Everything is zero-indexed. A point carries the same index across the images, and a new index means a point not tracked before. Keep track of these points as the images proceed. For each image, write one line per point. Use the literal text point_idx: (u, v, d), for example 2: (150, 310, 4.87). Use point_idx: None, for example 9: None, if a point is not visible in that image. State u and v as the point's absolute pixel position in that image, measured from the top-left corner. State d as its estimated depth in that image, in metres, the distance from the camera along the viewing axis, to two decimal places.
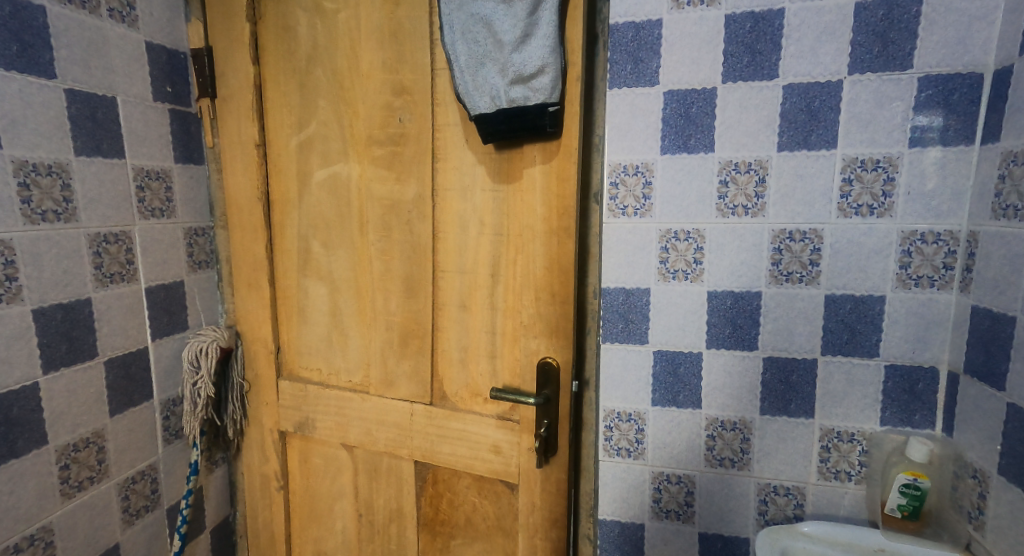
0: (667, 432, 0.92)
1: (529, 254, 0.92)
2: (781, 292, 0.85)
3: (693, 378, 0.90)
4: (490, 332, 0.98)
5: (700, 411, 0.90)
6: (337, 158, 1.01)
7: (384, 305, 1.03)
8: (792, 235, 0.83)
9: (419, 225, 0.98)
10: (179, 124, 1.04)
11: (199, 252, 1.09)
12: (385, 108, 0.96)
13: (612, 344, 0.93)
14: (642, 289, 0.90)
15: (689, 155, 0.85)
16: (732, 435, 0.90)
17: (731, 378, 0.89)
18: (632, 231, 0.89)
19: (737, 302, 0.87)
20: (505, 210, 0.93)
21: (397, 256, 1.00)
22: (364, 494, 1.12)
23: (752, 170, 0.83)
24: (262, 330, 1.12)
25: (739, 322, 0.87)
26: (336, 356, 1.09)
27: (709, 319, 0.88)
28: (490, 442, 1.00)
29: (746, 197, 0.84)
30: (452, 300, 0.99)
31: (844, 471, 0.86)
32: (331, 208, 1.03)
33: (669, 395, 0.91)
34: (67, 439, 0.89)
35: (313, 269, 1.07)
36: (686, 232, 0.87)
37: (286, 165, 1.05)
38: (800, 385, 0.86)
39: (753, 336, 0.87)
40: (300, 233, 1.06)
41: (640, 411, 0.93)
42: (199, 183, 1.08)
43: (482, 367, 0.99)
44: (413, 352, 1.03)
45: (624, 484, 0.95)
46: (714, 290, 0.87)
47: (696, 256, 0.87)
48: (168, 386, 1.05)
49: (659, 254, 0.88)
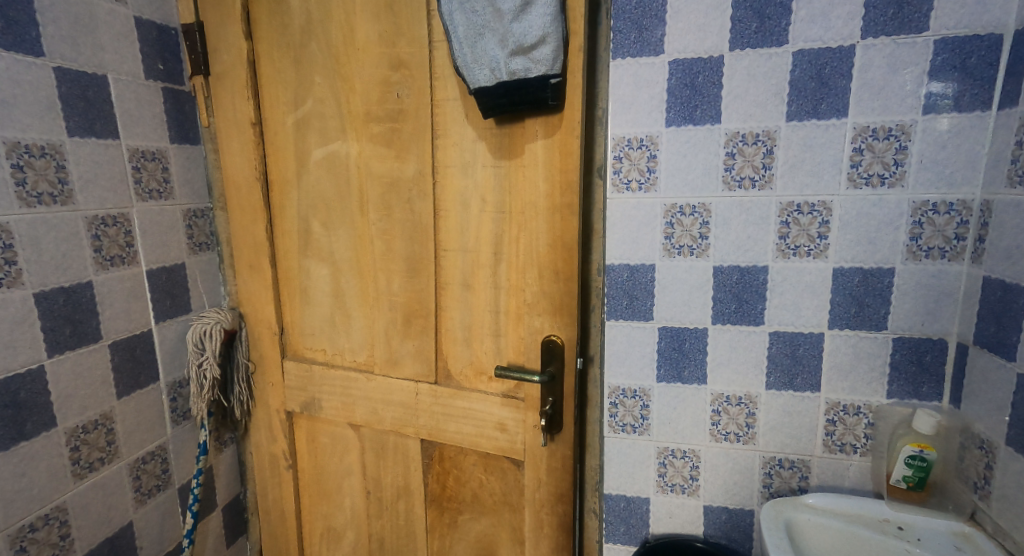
0: (672, 408, 0.93)
1: (531, 231, 0.91)
2: (788, 266, 0.84)
3: (698, 353, 0.91)
4: (494, 310, 0.97)
5: (705, 386, 0.91)
6: (335, 136, 0.99)
7: (387, 284, 1.02)
8: (800, 207, 0.82)
9: (419, 203, 0.96)
10: (173, 103, 1.02)
11: (199, 235, 1.08)
12: (382, 83, 0.94)
13: (617, 321, 0.93)
14: (647, 265, 0.90)
15: (695, 126, 0.84)
16: (737, 410, 0.90)
17: (737, 353, 0.89)
18: (636, 207, 0.88)
19: (743, 277, 0.86)
20: (506, 187, 0.91)
21: (399, 235, 0.99)
22: (372, 472, 1.13)
23: (759, 142, 0.82)
24: (266, 311, 1.12)
25: (744, 297, 0.87)
26: (341, 336, 1.09)
27: (714, 295, 0.88)
28: (495, 419, 1.00)
29: (753, 169, 0.83)
30: (455, 278, 0.98)
31: (850, 443, 0.86)
32: (331, 188, 1.02)
33: (674, 371, 0.92)
34: (77, 422, 0.90)
35: (315, 249, 1.07)
36: (692, 206, 0.86)
37: (283, 144, 1.03)
38: (807, 359, 0.86)
39: (759, 312, 0.87)
40: (300, 214, 1.06)
41: (645, 387, 0.94)
42: (196, 164, 1.07)
43: (486, 345, 0.99)
44: (417, 331, 1.02)
45: (629, 459, 0.96)
46: (720, 265, 0.87)
47: (701, 231, 0.87)
48: (174, 368, 1.05)
49: (664, 229, 0.88)
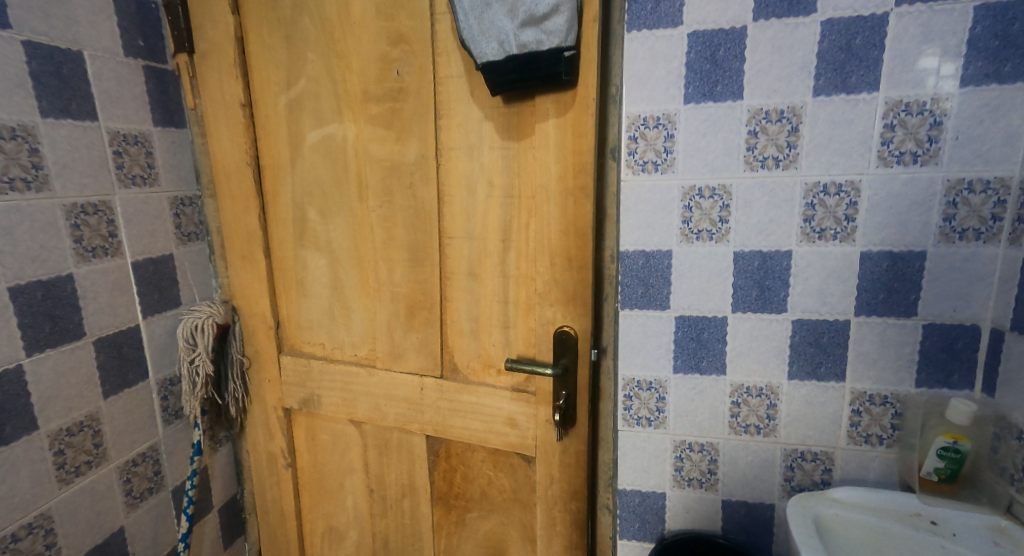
0: (690, 400, 0.89)
1: (542, 217, 0.85)
2: (813, 250, 0.80)
3: (717, 343, 0.87)
4: (502, 300, 0.92)
5: (724, 377, 0.87)
6: (331, 117, 0.93)
7: (387, 274, 0.97)
8: (826, 188, 0.78)
9: (422, 188, 0.91)
10: (156, 83, 0.95)
11: (187, 224, 1.02)
12: (380, 60, 0.88)
13: (631, 310, 0.89)
14: (663, 251, 0.85)
15: (715, 103, 0.79)
16: (758, 402, 0.87)
17: (757, 342, 0.85)
18: (652, 189, 0.83)
19: (765, 263, 0.82)
20: (515, 169, 0.86)
21: (401, 223, 0.94)
22: (375, 470, 1.09)
23: (784, 119, 0.77)
24: (260, 304, 1.07)
25: (767, 284, 0.83)
26: (339, 330, 1.05)
27: (735, 282, 0.84)
28: (505, 415, 0.95)
29: (777, 148, 0.78)
30: (460, 267, 0.93)
31: (875, 434, 0.83)
32: (329, 173, 0.97)
33: (692, 362, 0.88)
34: (60, 424, 0.84)
35: (311, 239, 1.02)
36: (711, 188, 0.82)
37: (275, 126, 0.97)
38: (831, 348, 0.82)
39: (782, 299, 0.83)
40: (295, 202, 1.00)
41: (661, 378, 0.90)
42: (182, 148, 1.00)
43: (495, 337, 0.94)
44: (421, 323, 0.98)
45: (644, 454, 0.93)
46: (741, 250, 0.83)
47: (721, 215, 0.82)
48: (164, 365, 1.00)
49: (681, 213, 0.83)
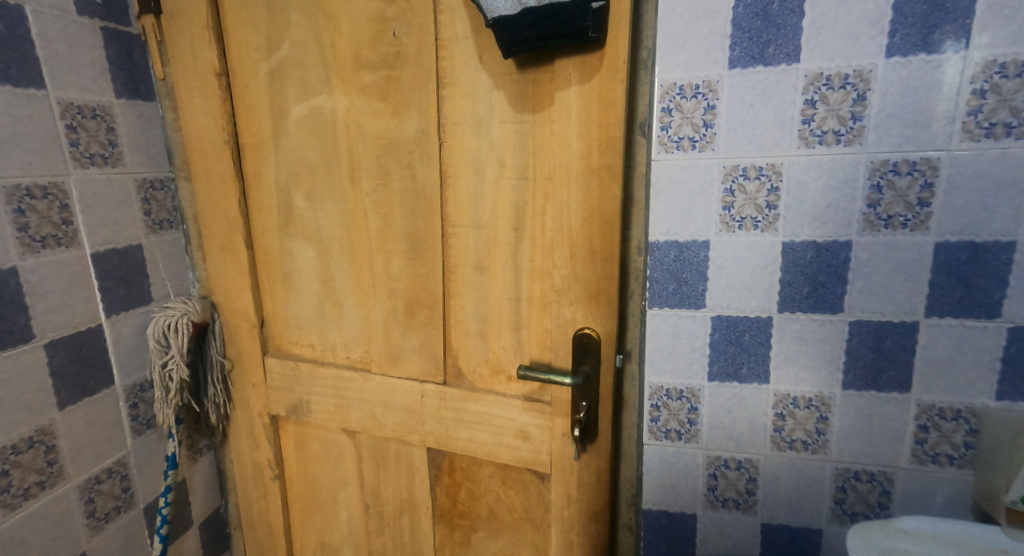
0: (726, 412, 0.80)
1: (561, 201, 0.73)
2: (877, 241, 0.70)
3: (760, 347, 0.77)
4: (514, 297, 0.81)
5: (766, 386, 0.78)
6: (318, 88, 0.81)
7: (383, 268, 0.86)
8: (897, 166, 0.67)
9: (423, 169, 0.79)
10: (117, 48, 0.83)
11: (158, 210, 0.91)
12: (374, 20, 0.76)
13: (660, 309, 0.79)
14: (700, 242, 0.75)
15: (767, 68, 0.68)
16: (806, 414, 0.77)
17: (807, 348, 0.75)
18: (688, 170, 0.73)
19: (819, 256, 0.72)
20: (530, 146, 0.74)
21: (398, 209, 0.82)
22: (370, 484, 0.99)
23: (849, 85, 0.66)
24: (242, 301, 0.96)
25: (821, 280, 0.73)
26: (331, 330, 0.93)
27: (784, 278, 0.74)
28: (516, 427, 0.84)
29: (838, 121, 0.67)
30: (467, 260, 0.81)
31: (944, 454, 0.73)
32: (316, 153, 0.85)
33: (730, 368, 0.79)
34: (5, 441, 0.73)
35: (298, 227, 0.90)
36: (757, 167, 0.71)
37: (256, 99, 0.85)
38: (894, 354, 0.73)
39: (839, 297, 0.73)
40: (279, 185, 0.89)
41: (694, 387, 0.81)
42: (150, 124, 0.89)
43: (505, 340, 0.83)
44: (421, 323, 0.86)
45: (673, 470, 0.84)
46: (792, 241, 0.72)
47: (769, 200, 0.71)
48: (133, 369, 0.89)
49: (721, 198, 0.73)
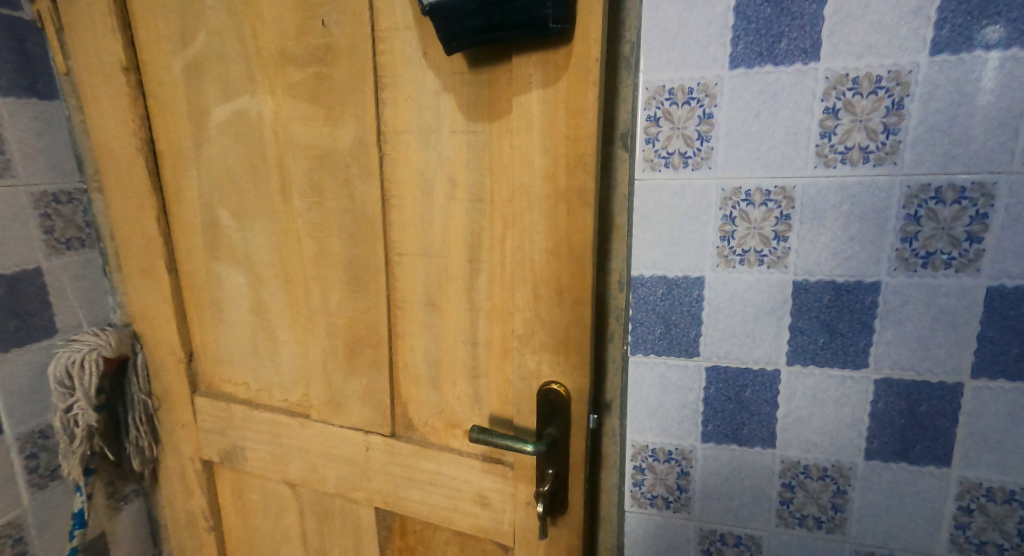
0: (723, 478, 0.68)
1: (522, 230, 0.60)
2: (911, 285, 0.57)
3: (764, 405, 0.65)
4: (470, 340, 0.67)
5: (772, 451, 0.65)
6: (240, 87, 0.68)
7: (321, 300, 0.72)
8: (941, 192, 0.54)
9: (362, 185, 0.66)
10: (5, 37, 0.71)
11: (64, 227, 0.79)
12: (299, 4, 0.62)
13: (645, 356, 0.67)
14: (694, 279, 0.63)
15: (778, 67, 0.55)
16: (820, 487, 0.64)
17: (822, 409, 0.63)
18: (680, 192, 0.61)
19: (838, 299, 0.59)
20: (486, 162, 0.61)
21: (335, 232, 0.69)
22: (315, 542, 0.86)
23: (882, 89, 0.53)
24: (165, 332, 0.83)
25: (840, 329, 0.60)
26: (266, 368, 0.81)
27: (795, 324, 0.61)
28: (474, 490, 0.71)
29: (866, 134, 0.54)
30: (416, 295, 0.69)
31: (992, 542, 0.60)
32: (241, 164, 0.72)
33: (727, 429, 0.67)
34: None
35: (225, 249, 0.77)
36: (764, 190, 0.59)
37: (172, 99, 0.72)
38: (931, 421, 0.59)
39: (863, 350, 0.60)
40: (202, 201, 0.76)
41: (684, 449, 0.69)
42: (53, 129, 0.77)
43: (461, 388, 0.70)
44: (365, 366, 0.73)
45: (660, 543, 0.72)
46: (805, 280, 0.60)
47: (777, 230, 0.59)
48: (31, 414, 0.77)
49: (719, 226, 0.61)
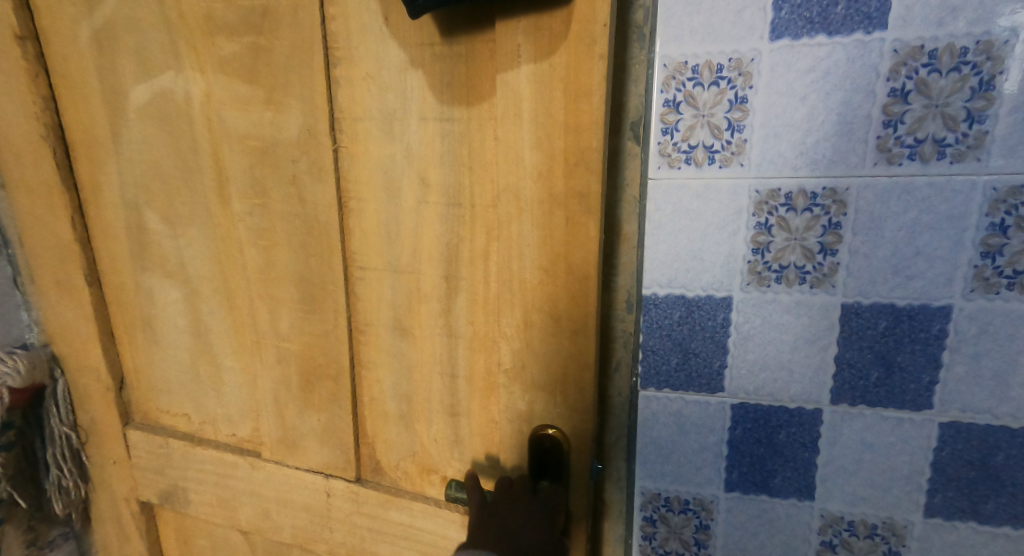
0: (749, 534, 0.57)
1: (509, 241, 0.48)
2: (990, 311, 0.46)
3: (801, 450, 0.54)
4: (448, 372, 0.56)
5: (810, 504, 0.55)
6: (161, 63, 0.56)
7: (270, 320, 0.60)
8: None
9: (311, 186, 0.54)
10: None
11: None
12: None
13: (657, 391, 0.56)
14: (719, 299, 0.52)
15: (833, 38, 0.44)
16: (868, 546, 0.54)
17: (873, 456, 0.52)
18: (704, 194, 0.50)
19: (897, 327, 0.48)
20: (464, 156, 0.49)
21: (283, 241, 0.57)
22: None
23: (965, 66, 0.42)
24: (89, 355, 0.70)
25: (898, 362, 0.49)
26: (209, 398, 0.69)
27: (843, 356, 0.50)
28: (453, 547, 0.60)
29: (942, 122, 0.43)
30: (381, 318, 0.57)
31: None
32: (169, 157, 0.59)
33: (756, 477, 0.56)
34: None
35: (155, 259, 0.65)
36: (809, 193, 0.47)
37: (82, 77, 0.60)
38: (1007, 473, 0.49)
39: (926, 388, 0.49)
40: (125, 201, 0.63)
41: (704, 499, 0.58)
42: None
43: (436, 427, 0.59)
44: (323, 400, 0.61)
45: None
46: (857, 303, 0.49)
47: (825, 241, 0.48)
48: None
49: (752, 236, 0.50)
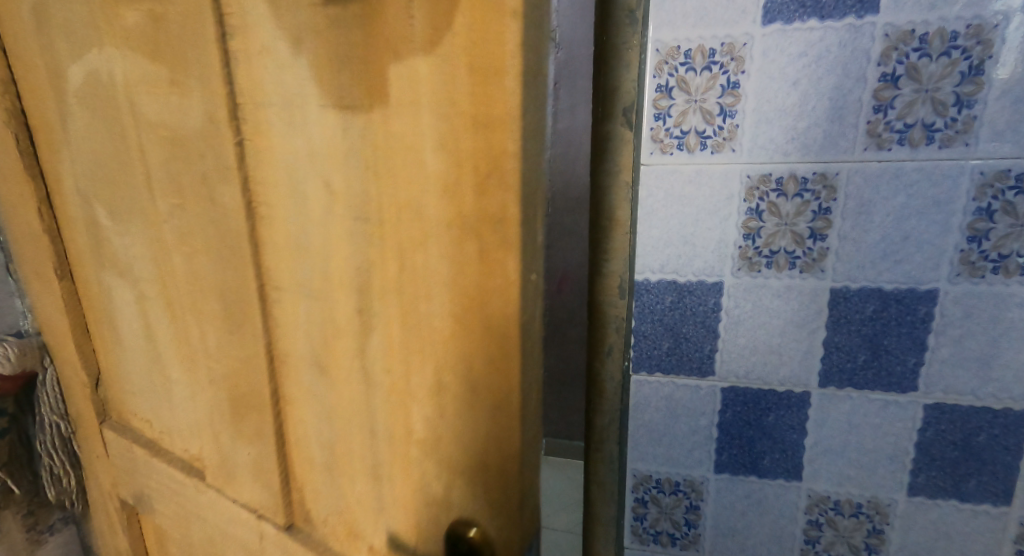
0: (738, 513, 0.59)
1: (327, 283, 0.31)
2: (975, 295, 0.46)
3: (789, 432, 0.55)
4: None
5: (796, 484, 0.56)
6: None
7: None
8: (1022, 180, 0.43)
9: None
10: None
11: None
12: None
13: (649, 374, 0.57)
14: (710, 284, 0.52)
15: (826, 23, 0.44)
16: (853, 524, 0.55)
17: (859, 437, 0.53)
18: (696, 179, 0.50)
19: (885, 310, 0.49)
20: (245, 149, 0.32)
21: None
22: None
23: (955, 50, 0.42)
24: None
25: (885, 345, 0.50)
26: None
27: (831, 340, 0.51)
28: None
29: (931, 107, 0.43)
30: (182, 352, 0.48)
31: None
32: None
33: (745, 458, 0.57)
34: None
35: None
36: (800, 178, 0.48)
37: None
38: (989, 452, 0.50)
39: (912, 371, 0.50)
40: None
41: (694, 479, 0.59)
42: None
43: None
44: None
45: None
46: (846, 287, 0.49)
47: (815, 226, 0.48)
48: None
49: (743, 221, 0.50)
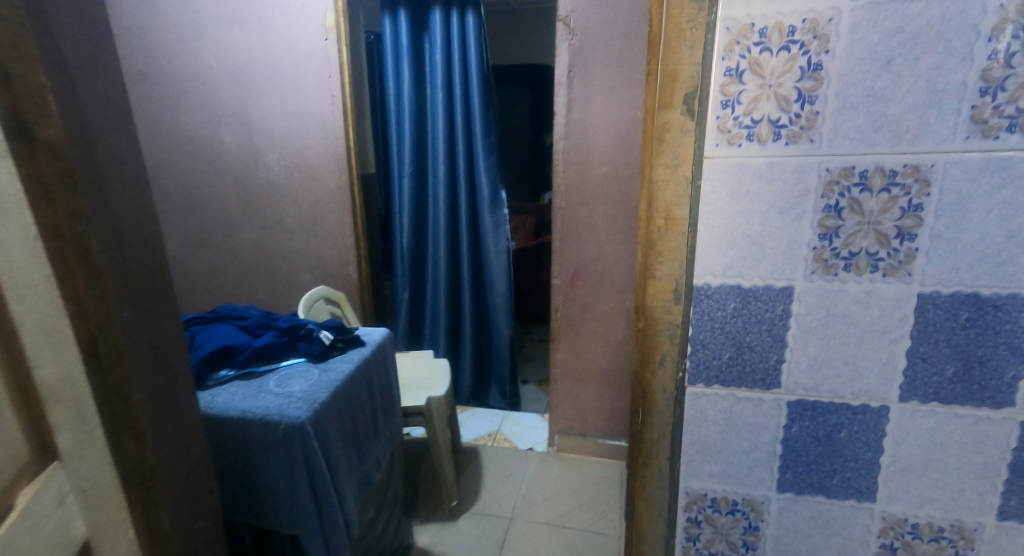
0: (803, 536, 0.54)
1: None
2: None
3: (862, 450, 0.50)
4: None
5: (869, 506, 0.51)
6: None
7: None
8: None
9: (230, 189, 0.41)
10: None
11: None
12: None
13: (707, 386, 0.52)
14: (780, 289, 0.47)
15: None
16: (932, 549, 0.51)
17: (943, 457, 0.48)
18: (768, 174, 0.45)
19: (981, 318, 0.44)
20: None
21: None
22: None
23: None
24: None
25: (979, 357, 0.45)
26: None
27: (917, 350, 0.46)
28: None
29: None
30: None
31: None
32: None
33: (812, 478, 0.52)
34: None
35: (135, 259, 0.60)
36: (888, 171, 0.42)
37: None
38: None
39: (1009, 385, 0.45)
40: None
41: (754, 499, 0.54)
42: None
43: None
44: None
45: None
46: (938, 292, 0.44)
47: (904, 225, 0.43)
48: None
49: (821, 220, 0.45)
